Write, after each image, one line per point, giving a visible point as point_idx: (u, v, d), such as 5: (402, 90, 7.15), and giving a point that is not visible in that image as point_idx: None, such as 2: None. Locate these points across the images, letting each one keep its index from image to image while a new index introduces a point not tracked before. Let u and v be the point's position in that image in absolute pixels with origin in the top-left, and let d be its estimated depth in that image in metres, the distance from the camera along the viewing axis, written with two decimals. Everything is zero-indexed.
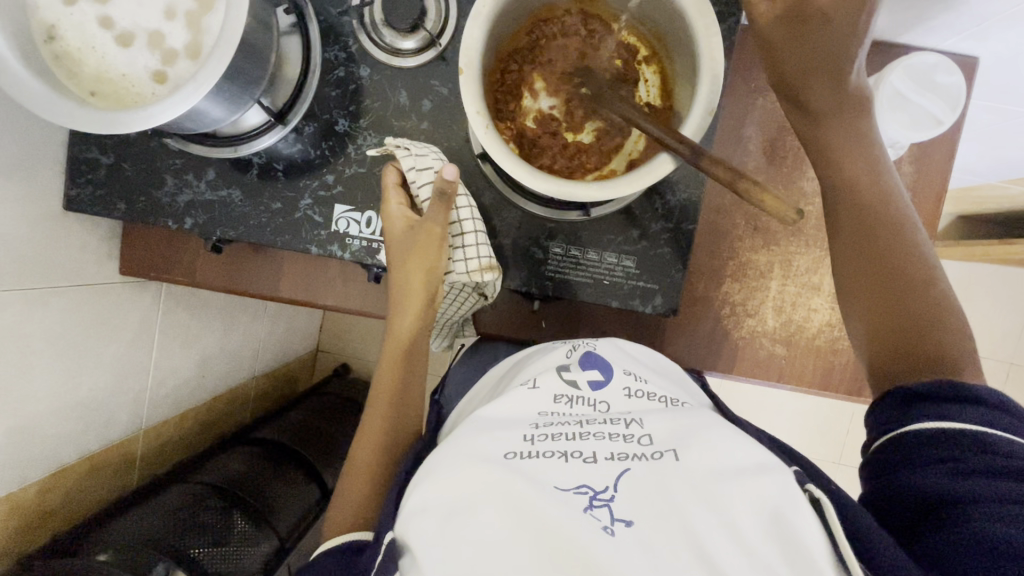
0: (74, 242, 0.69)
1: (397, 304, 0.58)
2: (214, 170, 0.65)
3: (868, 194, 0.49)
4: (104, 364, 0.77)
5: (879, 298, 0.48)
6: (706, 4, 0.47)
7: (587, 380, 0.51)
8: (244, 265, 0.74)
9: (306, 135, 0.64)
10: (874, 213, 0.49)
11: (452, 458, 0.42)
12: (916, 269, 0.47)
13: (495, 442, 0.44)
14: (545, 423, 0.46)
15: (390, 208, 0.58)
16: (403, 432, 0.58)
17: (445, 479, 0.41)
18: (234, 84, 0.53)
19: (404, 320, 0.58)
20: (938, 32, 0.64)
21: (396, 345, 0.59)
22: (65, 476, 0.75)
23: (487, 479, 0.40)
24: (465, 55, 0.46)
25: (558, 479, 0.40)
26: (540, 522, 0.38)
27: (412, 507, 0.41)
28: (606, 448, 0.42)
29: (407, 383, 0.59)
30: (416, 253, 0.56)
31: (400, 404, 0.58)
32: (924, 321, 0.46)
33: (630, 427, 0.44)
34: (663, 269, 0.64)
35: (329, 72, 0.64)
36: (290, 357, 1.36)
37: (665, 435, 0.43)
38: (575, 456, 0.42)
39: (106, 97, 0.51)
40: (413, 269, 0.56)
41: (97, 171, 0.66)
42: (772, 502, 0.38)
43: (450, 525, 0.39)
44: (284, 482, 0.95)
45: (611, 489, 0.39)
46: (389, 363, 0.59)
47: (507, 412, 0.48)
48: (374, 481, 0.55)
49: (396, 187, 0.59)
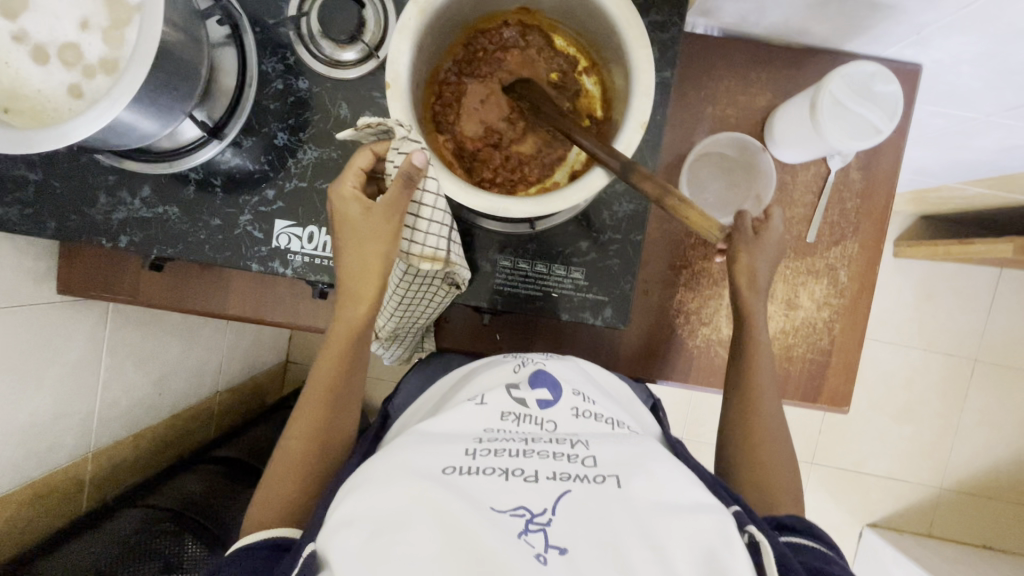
0: (5, 263, 0.66)
1: (343, 294, 0.50)
2: (149, 187, 0.63)
3: (751, 350, 0.62)
4: (43, 387, 0.74)
5: (751, 445, 0.60)
6: (635, 15, 0.47)
7: (536, 399, 0.46)
8: (189, 280, 0.72)
9: (246, 149, 0.62)
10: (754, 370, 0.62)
11: (387, 469, 0.38)
12: (770, 415, 0.61)
13: (432, 453, 0.39)
14: (490, 438, 0.42)
15: (345, 187, 0.48)
16: (342, 426, 0.52)
17: (375, 493, 0.36)
18: (160, 100, 0.51)
19: (348, 315, 0.50)
20: (879, 40, 0.65)
21: (347, 338, 0.51)
22: (2, 506, 0.72)
23: (422, 497, 0.36)
24: (390, 68, 0.45)
25: (495, 500, 0.37)
26: (472, 543, 0.34)
27: (336, 519, 0.37)
28: (548, 467, 0.39)
29: (353, 383, 0.52)
30: (365, 243, 0.48)
31: (346, 397, 0.52)
32: (775, 465, 0.59)
33: (575, 447, 0.41)
34: (611, 280, 0.64)
35: (267, 85, 0.62)
36: (256, 370, 1.33)
37: (611, 459, 0.40)
38: (516, 475, 0.38)
39: (21, 114, 0.49)
40: (367, 261, 0.48)
41: (25, 189, 0.63)
42: (707, 538, 0.36)
43: (374, 542, 0.35)
44: (241, 501, 0.93)
45: (549, 512, 0.36)
46: (328, 354, 0.51)
47: (447, 425, 0.43)
48: (306, 482, 0.49)
49: (360, 166, 0.48)
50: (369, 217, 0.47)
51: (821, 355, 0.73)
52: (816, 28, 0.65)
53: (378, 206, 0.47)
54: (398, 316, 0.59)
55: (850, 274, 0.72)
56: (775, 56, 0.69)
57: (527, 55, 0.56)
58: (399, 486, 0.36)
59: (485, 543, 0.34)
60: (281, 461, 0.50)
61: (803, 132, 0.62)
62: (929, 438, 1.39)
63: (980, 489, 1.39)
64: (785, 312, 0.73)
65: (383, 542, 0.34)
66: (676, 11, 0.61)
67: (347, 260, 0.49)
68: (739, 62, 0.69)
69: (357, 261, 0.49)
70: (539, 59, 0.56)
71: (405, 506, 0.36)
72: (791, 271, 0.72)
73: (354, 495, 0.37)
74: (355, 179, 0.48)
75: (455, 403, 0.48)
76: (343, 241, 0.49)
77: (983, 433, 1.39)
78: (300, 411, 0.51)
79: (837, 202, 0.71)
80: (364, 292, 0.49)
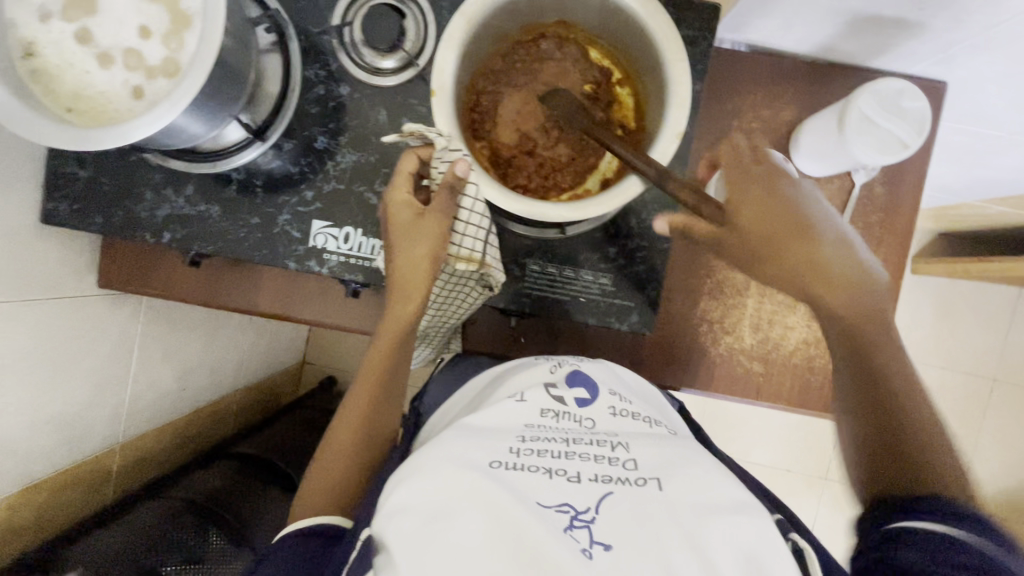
0: (51, 256, 0.69)
1: (392, 291, 0.52)
2: (193, 186, 0.65)
3: (864, 303, 0.51)
4: (80, 377, 0.76)
5: (870, 410, 0.50)
6: (673, 31, 0.49)
7: (574, 397, 0.52)
8: (224, 277, 0.74)
9: (286, 151, 0.65)
10: (857, 324, 0.52)
11: (437, 460, 0.41)
12: (904, 382, 0.51)
13: (481, 450, 0.43)
14: (531, 437, 0.46)
15: (396, 195, 0.51)
16: (389, 411, 0.55)
17: (429, 485, 0.40)
18: (213, 102, 0.53)
19: (398, 310, 0.52)
20: (906, 57, 0.66)
21: (392, 330, 0.53)
22: (37, 492, 0.74)
23: (473, 487, 0.39)
24: (436, 77, 0.47)
25: (541, 496, 0.40)
26: (522, 533, 0.37)
27: (388, 508, 0.40)
28: (590, 470, 0.42)
29: (395, 373, 0.54)
30: (416, 247, 0.50)
31: (388, 389, 0.54)
32: (912, 443, 0.48)
33: (614, 450, 0.44)
34: (637, 287, 0.65)
35: (309, 90, 0.65)
36: (275, 369, 1.35)
37: (650, 462, 0.43)
38: (559, 474, 0.41)
39: (83, 113, 0.52)
40: (410, 262, 0.51)
41: (75, 185, 0.66)
42: (744, 533, 0.38)
43: (428, 528, 0.38)
44: (264, 497, 0.94)
45: (592, 510, 0.39)
46: (381, 344, 0.53)
47: (493, 422, 0.48)
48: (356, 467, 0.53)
49: (408, 176, 0.51)
50: (421, 223, 0.50)
51: None
52: (843, 43, 0.66)
53: (430, 212, 0.50)
54: (439, 314, 0.62)
55: None
56: (801, 71, 0.71)
57: (564, 65, 0.58)
58: (450, 479, 0.40)
59: (534, 533, 0.37)
60: (333, 446, 0.53)
61: (829, 147, 0.64)
62: None
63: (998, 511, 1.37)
64: (808, 323, 0.73)
65: (436, 529, 0.38)
66: (706, 27, 0.62)
67: (395, 261, 0.52)
68: (766, 76, 0.71)
69: (404, 263, 0.51)
70: (575, 70, 0.58)
71: (457, 498, 0.39)
72: None
73: (405, 485, 0.40)
74: (405, 186, 0.51)
75: (495, 400, 0.52)
76: (393, 245, 0.52)
77: (1000, 453, 1.37)
78: (349, 401, 0.54)
79: (862, 215, 0.72)
80: (410, 289, 0.51)
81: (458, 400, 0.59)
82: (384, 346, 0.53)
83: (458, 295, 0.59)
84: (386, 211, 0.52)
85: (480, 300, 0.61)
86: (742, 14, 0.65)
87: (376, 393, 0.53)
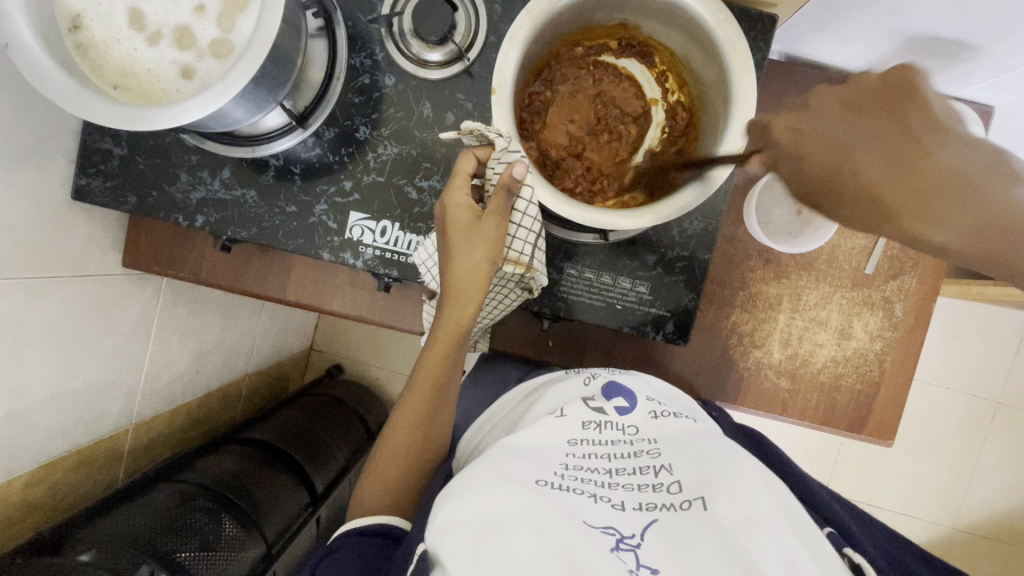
0: (79, 232, 0.68)
1: (444, 297, 0.52)
2: (229, 169, 0.64)
3: (925, 176, 0.35)
4: (100, 356, 0.75)
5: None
6: (743, 43, 0.47)
7: (614, 407, 0.52)
8: (254, 264, 0.73)
9: (327, 140, 0.64)
10: (938, 196, 0.35)
11: (483, 478, 0.41)
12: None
13: (527, 469, 0.43)
14: (575, 462, 0.45)
15: (454, 195, 0.51)
16: (440, 417, 0.57)
17: (474, 499, 0.39)
18: (262, 87, 0.52)
19: (452, 317, 0.53)
20: (959, 79, 0.65)
21: (444, 338, 0.54)
22: (51, 470, 0.73)
23: (524, 502, 0.38)
24: (498, 76, 0.46)
25: (587, 516, 0.39)
26: (569, 551, 0.36)
27: (438, 523, 0.39)
28: (634, 498, 0.42)
29: (446, 380, 0.56)
30: (473, 252, 0.50)
31: (439, 397, 0.56)
32: None
33: (658, 475, 0.44)
34: (675, 297, 0.64)
35: (353, 79, 0.63)
36: (284, 354, 1.34)
37: (694, 481, 0.42)
38: (604, 499, 0.41)
39: (129, 91, 0.50)
40: (461, 265, 0.50)
41: (108, 162, 0.65)
42: (791, 549, 0.38)
43: (478, 546, 0.37)
44: (273, 483, 0.93)
45: (638, 535, 0.38)
46: (433, 353, 0.54)
47: (535, 440, 0.48)
48: (409, 469, 0.55)
49: (466, 176, 0.51)
50: (479, 227, 0.49)
51: (869, 387, 0.73)
52: (895, 61, 0.66)
53: (487, 215, 0.49)
54: (483, 316, 0.62)
55: (906, 308, 0.72)
56: None
57: (618, 76, 0.58)
58: (497, 496, 0.39)
59: (583, 551, 0.36)
60: (386, 449, 0.55)
61: None
62: (947, 477, 1.37)
63: (996, 533, 1.38)
64: (837, 341, 0.73)
65: (487, 548, 0.37)
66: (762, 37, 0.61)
67: (449, 266, 0.51)
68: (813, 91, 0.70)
69: (458, 268, 0.50)
70: (628, 82, 0.58)
71: (506, 514, 0.38)
72: (846, 301, 0.72)
73: (453, 500, 0.40)
74: (464, 186, 0.50)
75: (536, 416, 0.53)
76: (447, 246, 0.51)
77: (1002, 477, 1.37)
78: (402, 407, 0.56)
79: None
80: (465, 295, 0.51)
81: (502, 408, 0.63)
82: (437, 354, 0.54)
83: (500, 297, 0.59)
84: (441, 211, 0.51)
85: (518, 301, 0.61)
86: (797, 25, 0.65)
87: (428, 402, 0.55)
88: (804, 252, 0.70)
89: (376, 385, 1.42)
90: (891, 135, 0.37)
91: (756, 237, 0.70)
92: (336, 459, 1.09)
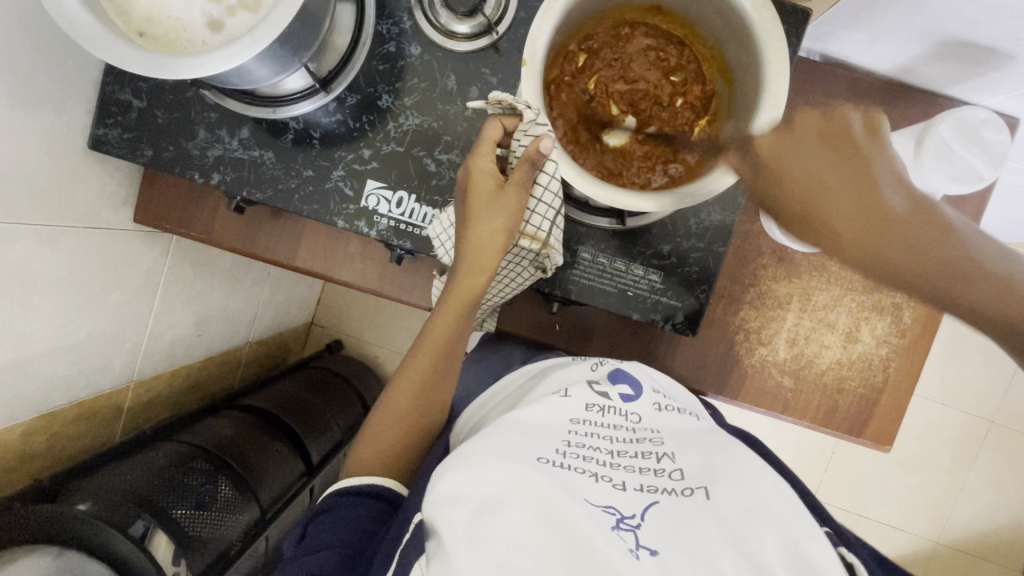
0: (92, 183, 0.67)
1: (457, 264, 0.53)
2: (249, 129, 0.63)
3: (881, 211, 0.38)
4: (106, 312, 0.75)
5: (875, 228, 0.38)
6: (777, 30, 0.47)
7: (618, 392, 0.52)
8: (264, 227, 0.73)
9: (348, 106, 0.63)
10: (882, 215, 0.38)
11: (485, 451, 0.41)
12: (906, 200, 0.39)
13: (528, 445, 0.43)
14: (577, 440, 0.45)
15: (476, 164, 0.51)
16: (446, 386, 0.57)
17: (479, 473, 0.39)
18: (287, 46, 0.51)
19: (464, 283, 0.53)
20: (986, 88, 0.65)
21: (458, 304, 0.54)
22: (51, 420, 0.73)
23: (525, 480, 0.38)
24: (530, 46, 0.46)
25: (589, 495, 0.39)
26: (570, 530, 0.36)
27: (438, 492, 0.39)
28: (636, 479, 0.41)
29: (452, 348, 0.56)
30: (492, 220, 0.50)
31: (442, 365, 0.56)
32: (945, 261, 0.36)
33: (661, 461, 0.44)
34: (687, 288, 0.64)
35: (379, 46, 0.63)
36: (287, 326, 1.35)
37: (697, 471, 0.42)
38: (604, 479, 0.41)
39: (154, 39, 0.50)
40: (478, 235, 0.51)
41: (127, 114, 0.64)
42: (791, 535, 0.38)
43: (477, 519, 0.37)
44: (270, 450, 0.93)
45: (638, 516, 0.38)
46: (443, 317, 0.54)
47: (540, 418, 0.47)
48: (412, 429, 0.55)
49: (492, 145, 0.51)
50: (500, 196, 0.50)
51: (872, 392, 0.74)
52: (924, 65, 0.65)
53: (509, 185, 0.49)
54: (496, 289, 0.62)
55: (914, 315, 0.72)
56: (875, 90, 0.70)
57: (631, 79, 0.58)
58: (498, 471, 0.39)
59: (584, 530, 0.36)
60: (389, 409, 0.55)
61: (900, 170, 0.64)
62: (935, 492, 1.38)
63: (977, 550, 1.39)
64: (844, 344, 0.73)
65: (485, 521, 0.37)
66: (796, 32, 0.61)
67: (466, 233, 0.51)
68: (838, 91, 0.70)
69: (476, 236, 0.51)
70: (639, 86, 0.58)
71: (506, 490, 0.38)
72: (856, 305, 0.72)
73: (454, 471, 0.40)
74: (488, 154, 0.51)
75: (540, 396, 0.52)
76: (466, 211, 0.51)
77: (989, 494, 1.38)
78: (404, 373, 0.56)
79: None
80: (478, 263, 0.52)
81: (499, 392, 0.61)
82: (445, 320, 0.54)
83: (515, 273, 0.59)
84: (464, 180, 0.52)
85: (533, 280, 0.61)
86: (830, 22, 0.65)
87: (434, 370, 0.55)
88: (817, 251, 0.70)
89: (375, 363, 1.43)
90: (825, 159, 0.41)
91: (771, 233, 0.70)
92: (332, 432, 1.09)
